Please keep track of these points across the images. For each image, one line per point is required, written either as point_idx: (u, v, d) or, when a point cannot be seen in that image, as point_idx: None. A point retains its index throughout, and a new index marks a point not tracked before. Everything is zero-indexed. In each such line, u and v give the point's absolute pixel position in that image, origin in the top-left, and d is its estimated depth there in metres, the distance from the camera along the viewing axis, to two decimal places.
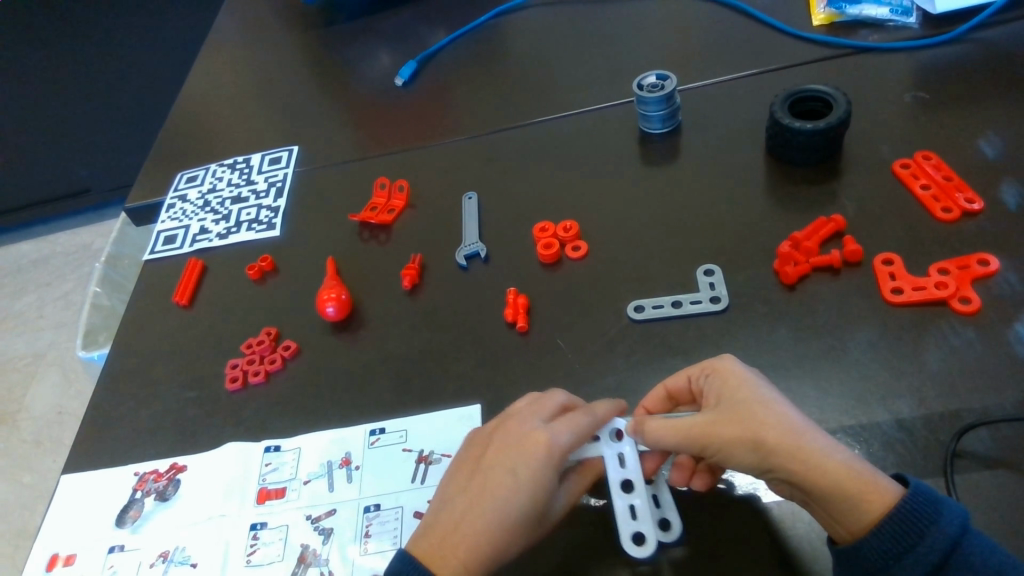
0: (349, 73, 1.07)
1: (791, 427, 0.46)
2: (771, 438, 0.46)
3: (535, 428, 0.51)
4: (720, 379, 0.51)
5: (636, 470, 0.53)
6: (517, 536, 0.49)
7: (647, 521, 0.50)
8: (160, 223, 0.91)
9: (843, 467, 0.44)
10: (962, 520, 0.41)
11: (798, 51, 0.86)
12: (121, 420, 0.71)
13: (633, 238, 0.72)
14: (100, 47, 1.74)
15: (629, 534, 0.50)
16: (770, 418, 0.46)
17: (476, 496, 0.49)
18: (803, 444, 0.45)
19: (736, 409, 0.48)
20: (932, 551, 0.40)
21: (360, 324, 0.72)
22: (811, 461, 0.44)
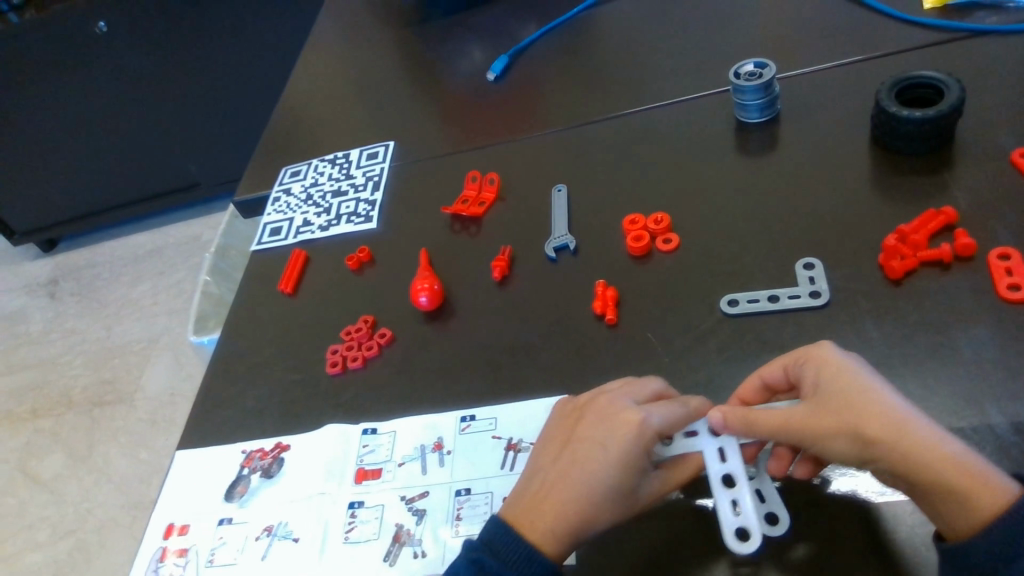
0: (443, 69, 1.10)
1: (896, 419, 0.45)
2: (874, 430, 0.45)
3: (627, 409, 0.52)
4: (816, 368, 0.49)
5: (737, 463, 0.51)
6: (605, 506, 0.50)
7: (750, 515, 0.48)
8: (266, 216, 0.96)
9: (951, 461, 0.43)
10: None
11: (907, 35, 0.82)
12: (230, 400, 0.76)
13: (728, 230, 0.71)
14: (210, 49, 1.85)
15: (732, 530, 0.48)
16: (874, 409, 0.46)
17: (567, 463, 0.51)
18: (908, 436, 0.44)
19: (835, 399, 0.47)
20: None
21: (453, 313, 0.74)
22: (918, 455, 0.44)
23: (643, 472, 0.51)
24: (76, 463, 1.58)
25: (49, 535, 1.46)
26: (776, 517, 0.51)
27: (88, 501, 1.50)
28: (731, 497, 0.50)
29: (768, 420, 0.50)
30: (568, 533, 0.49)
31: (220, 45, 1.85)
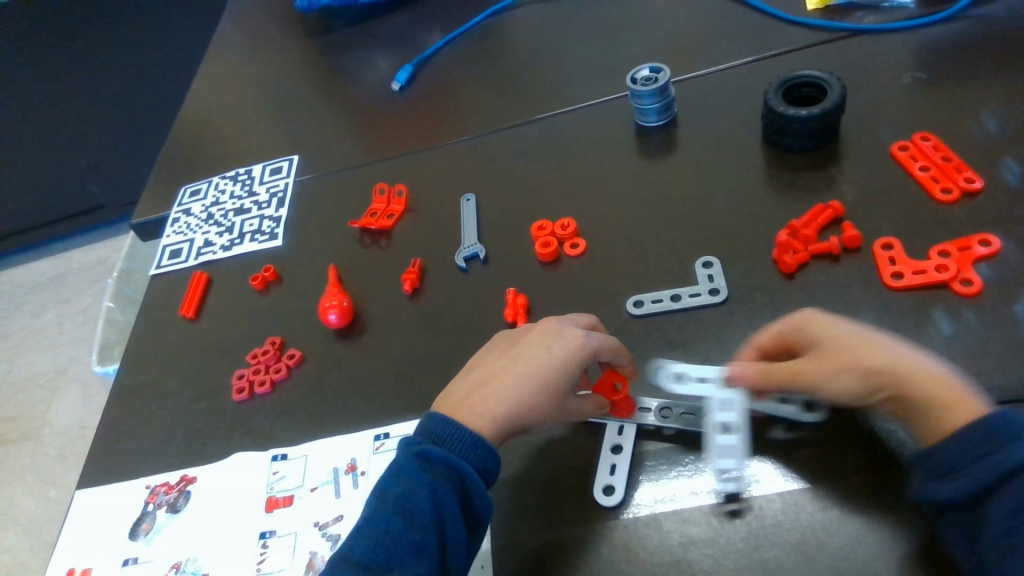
0: (347, 80, 1.08)
1: (886, 354, 0.49)
2: (870, 362, 0.49)
3: (570, 330, 0.57)
4: (808, 327, 0.52)
5: (631, 440, 0.56)
6: (539, 404, 0.55)
7: (622, 480, 0.54)
8: (165, 237, 0.92)
9: (941, 380, 0.47)
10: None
11: (793, 37, 0.86)
12: (132, 433, 0.72)
13: (632, 233, 0.72)
14: (105, 64, 1.76)
15: (601, 485, 0.54)
16: (869, 347, 0.50)
17: (511, 368, 0.56)
18: (901, 367, 0.48)
19: (830, 345, 0.51)
20: (1002, 462, 0.42)
21: (363, 330, 0.73)
22: (913, 378, 0.48)
23: (574, 385, 0.55)
24: None
25: None
26: (612, 489, 0.54)
27: None
28: (612, 461, 0.56)
29: (775, 373, 0.52)
30: (501, 425, 0.54)
31: (115, 60, 1.77)
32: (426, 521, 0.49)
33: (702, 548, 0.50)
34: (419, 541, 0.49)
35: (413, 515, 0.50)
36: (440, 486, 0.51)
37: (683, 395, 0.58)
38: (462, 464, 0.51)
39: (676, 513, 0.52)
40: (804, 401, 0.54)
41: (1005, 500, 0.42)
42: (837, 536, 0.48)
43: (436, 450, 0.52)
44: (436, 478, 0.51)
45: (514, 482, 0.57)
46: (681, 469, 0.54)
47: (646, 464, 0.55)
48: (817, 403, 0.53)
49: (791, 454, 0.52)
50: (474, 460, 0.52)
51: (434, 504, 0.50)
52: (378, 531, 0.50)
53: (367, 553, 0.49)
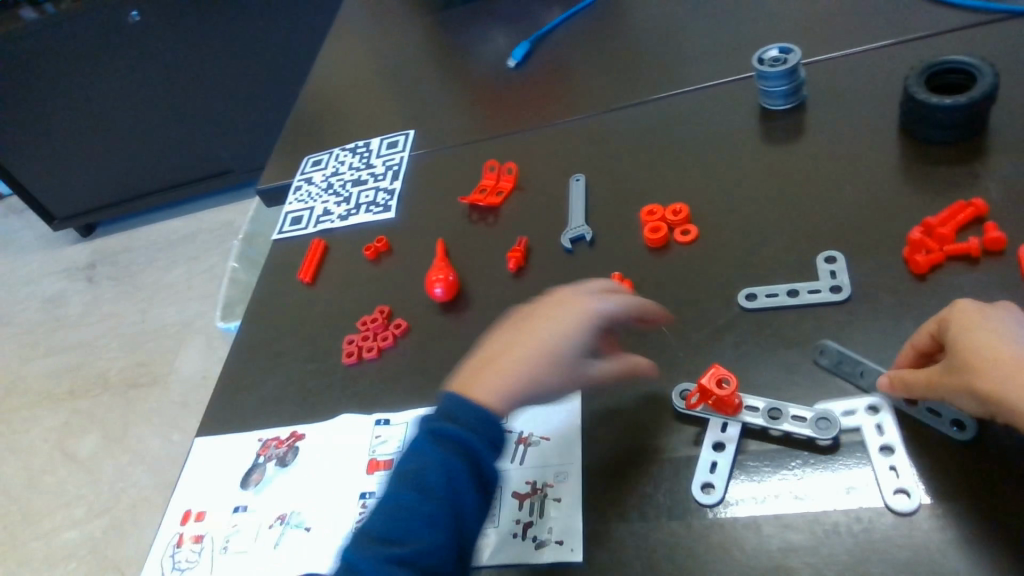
0: (465, 56, 1.09)
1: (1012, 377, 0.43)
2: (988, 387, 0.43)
3: (585, 297, 0.58)
4: (947, 331, 0.47)
5: (733, 437, 0.55)
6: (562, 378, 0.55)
7: (723, 478, 0.53)
8: (288, 204, 0.97)
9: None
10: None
11: (942, 18, 0.79)
12: (249, 388, 0.76)
13: (749, 222, 0.69)
14: (239, 36, 1.86)
15: (699, 483, 0.53)
16: (1000, 369, 0.43)
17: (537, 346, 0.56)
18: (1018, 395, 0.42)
19: (957, 359, 0.45)
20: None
21: (467, 305, 0.74)
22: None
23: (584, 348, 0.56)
24: (113, 442, 1.62)
25: (88, 511, 1.50)
26: (711, 487, 0.53)
27: (124, 480, 1.53)
28: (712, 458, 0.54)
29: (912, 385, 0.49)
30: (517, 395, 0.54)
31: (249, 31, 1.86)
32: (439, 493, 0.50)
33: (803, 555, 0.48)
34: (433, 513, 0.50)
35: (425, 489, 0.50)
36: (450, 460, 0.51)
37: (792, 394, 0.56)
38: (470, 438, 0.51)
39: (778, 517, 0.50)
40: (955, 417, 0.50)
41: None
42: (954, 557, 0.45)
43: (448, 427, 0.52)
44: (447, 453, 0.51)
45: (609, 468, 0.56)
46: (784, 472, 0.52)
47: (748, 463, 0.54)
48: (967, 422, 0.49)
49: (909, 474, 0.49)
50: (486, 434, 0.52)
51: (448, 479, 0.50)
52: (396, 506, 0.51)
53: (384, 522, 0.50)
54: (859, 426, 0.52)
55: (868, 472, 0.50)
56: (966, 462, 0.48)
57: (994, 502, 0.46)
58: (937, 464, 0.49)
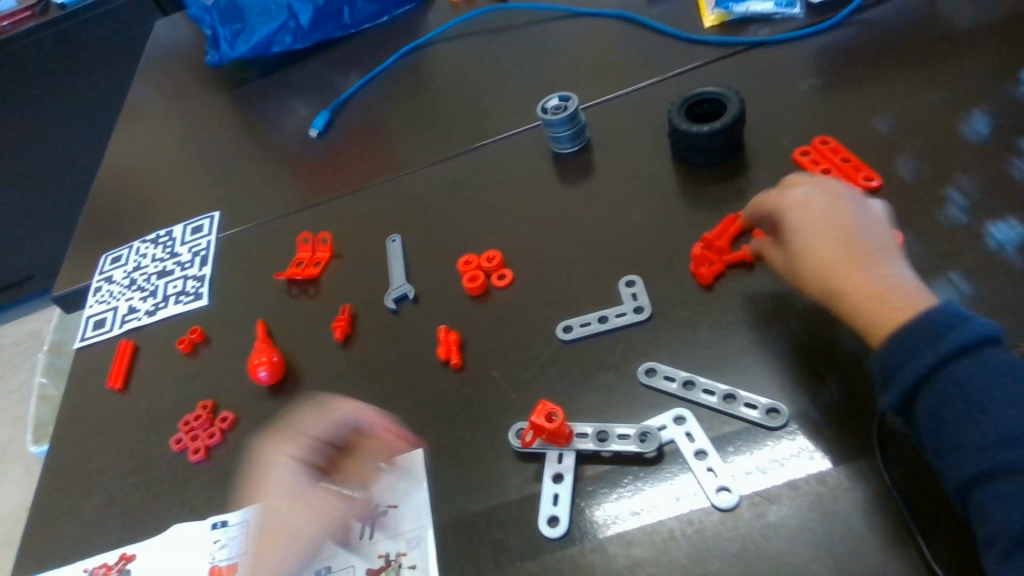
0: (265, 131, 1.07)
1: (846, 263, 0.51)
2: (828, 272, 0.52)
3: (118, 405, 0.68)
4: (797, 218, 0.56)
5: (571, 467, 0.56)
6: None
7: (565, 507, 0.55)
8: (87, 308, 0.90)
9: (870, 301, 0.49)
10: (974, 338, 0.43)
11: (695, 55, 0.89)
12: (64, 516, 0.69)
13: (557, 259, 0.73)
14: (18, 133, 1.72)
15: (544, 517, 0.54)
16: (830, 258, 0.52)
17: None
18: (850, 279, 0.50)
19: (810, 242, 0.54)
20: (933, 354, 0.44)
21: (296, 383, 0.72)
22: (852, 294, 0.50)
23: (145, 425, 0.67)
24: None
25: None
26: (557, 519, 0.54)
27: None
28: (555, 489, 0.56)
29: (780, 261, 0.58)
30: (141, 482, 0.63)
31: (28, 126, 1.72)
32: None
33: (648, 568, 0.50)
34: None
35: None
36: None
37: (616, 415, 0.59)
38: None
39: (621, 536, 0.52)
40: (768, 406, 0.55)
41: (930, 401, 0.44)
42: (774, 539, 0.49)
43: None
44: None
45: (460, 523, 0.57)
46: (619, 492, 0.55)
47: (586, 488, 0.56)
48: (781, 410, 0.55)
49: (724, 472, 0.53)
50: None
51: None
52: None
53: None
54: (672, 439, 0.56)
55: (692, 478, 0.54)
56: (771, 451, 0.53)
57: (800, 482, 0.51)
58: (747, 457, 0.54)
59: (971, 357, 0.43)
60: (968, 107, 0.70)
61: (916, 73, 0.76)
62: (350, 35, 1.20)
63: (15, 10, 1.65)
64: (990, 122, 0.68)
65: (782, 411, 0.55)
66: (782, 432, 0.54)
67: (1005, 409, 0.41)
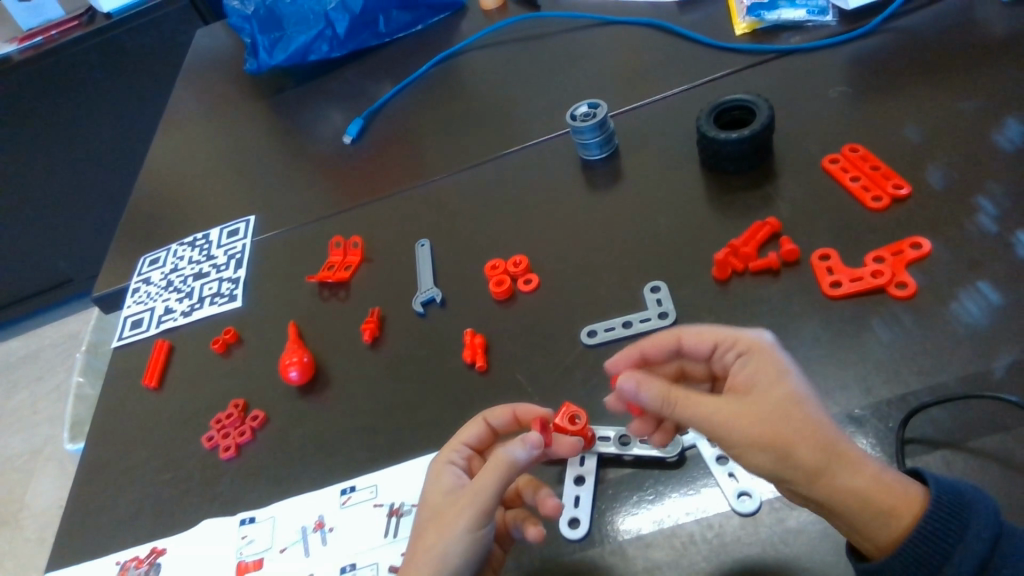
0: (300, 137, 1.10)
1: (829, 441, 0.44)
2: (809, 452, 0.44)
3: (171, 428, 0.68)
4: (754, 368, 0.49)
5: (593, 469, 0.57)
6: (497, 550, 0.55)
7: (586, 509, 0.55)
8: (126, 308, 0.92)
9: (875, 484, 0.43)
10: (995, 520, 0.42)
11: (725, 62, 0.89)
12: (100, 508, 0.71)
13: (583, 265, 0.73)
14: (65, 139, 1.77)
15: (565, 518, 0.55)
16: (801, 435, 0.44)
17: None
18: (837, 459, 0.44)
19: (775, 410, 0.45)
20: (971, 554, 0.41)
21: (324, 384, 0.73)
22: (847, 476, 0.43)
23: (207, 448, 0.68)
24: None
25: None
26: (578, 520, 0.54)
27: None
28: (576, 490, 0.56)
29: (705, 418, 0.48)
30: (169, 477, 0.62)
31: (74, 132, 1.78)
32: None
33: (666, 570, 0.50)
34: None
35: None
36: None
37: None
38: None
39: (640, 538, 0.52)
40: None
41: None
42: (793, 546, 0.49)
43: None
44: None
45: None
46: (640, 496, 0.55)
47: (606, 491, 0.56)
48: None
49: (745, 478, 0.53)
50: None
51: None
52: None
53: None
54: (694, 444, 0.56)
55: (713, 483, 0.54)
56: None
57: None
58: None
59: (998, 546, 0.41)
60: (1003, 114, 0.69)
61: (951, 80, 0.75)
62: (384, 44, 1.23)
63: (65, 20, 1.70)
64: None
65: None
66: None
67: None
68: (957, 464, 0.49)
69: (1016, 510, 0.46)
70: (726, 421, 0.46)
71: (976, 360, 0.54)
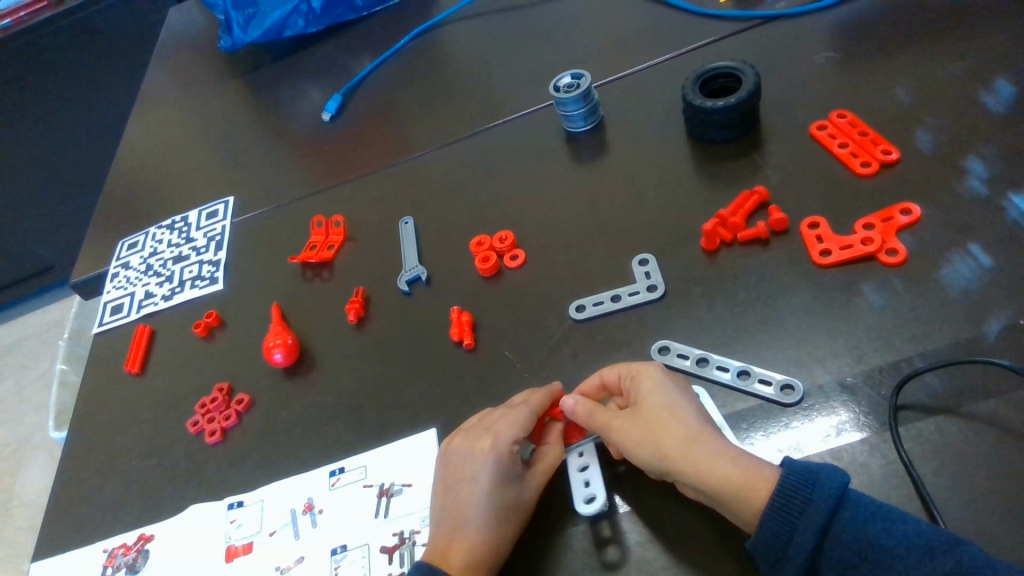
0: (278, 115, 1.07)
1: (691, 432, 0.48)
2: (672, 443, 0.48)
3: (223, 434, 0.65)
4: (640, 387, 0.53)
5: (595, 453, 0.55)
6: (476, 451, 0.54)
7: (599, 485, 0.53)
8: (105, 294, 0.90)
9: (732, 461, 0.46)
10: (838, 492, 0.42)
11: (710, 30, 0.87)
12: (85, 498, 0.70)
13: (570, 238, 0.72)
14: (38, 124, 1.73)
15: (582, 498, 0.52)
16: (670, 430, 0.49)
17: (444, 508, 0.53)
18: (696, 446, 0.48)
19: (650, 419, 0.50)
20: (813, 524, 0.42)
21: (310, 366, 0.72)
22: (700, 460, 0.47)
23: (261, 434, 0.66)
24: None
25: None
26: (594, 498, 0.52)
27: None
28: (584, 473, 0.54)
29: (602, 426, 0.53)
30: None
31: (48, 116, 1.73)
32: None
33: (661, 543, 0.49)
34: None
35: None
36: None
37: None
38: None
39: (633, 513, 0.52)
40: (783, 383, 0.55)
41: (833, 568, 0.42)
42: None
43: None
44: None
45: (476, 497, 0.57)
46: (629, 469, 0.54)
47: (605, 470, 0.54)
48: (797, 386, 0.54)
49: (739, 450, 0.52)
50: None
51: None
52: None
53: None
54: None
55: None
56: (786, 427, 0.53)
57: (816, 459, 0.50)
58: (762, 435, 0.53)
59: (839, 520, 0.42)
60: (991, 77, 0.68)
61: (938, 42, 0.74)
62: (361, 18, 1.20)
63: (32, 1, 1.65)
64: (1012, 93, 0.66)
65: (797, 387, 0.54)
66: (798, 408, 0.53)
67: (906, 552, 0.40)
68: (950, 429, 0.49)
69: (1014, 473, 0.45)
70: (613, 431, 0.52)
71: (966, 324, 0.53)
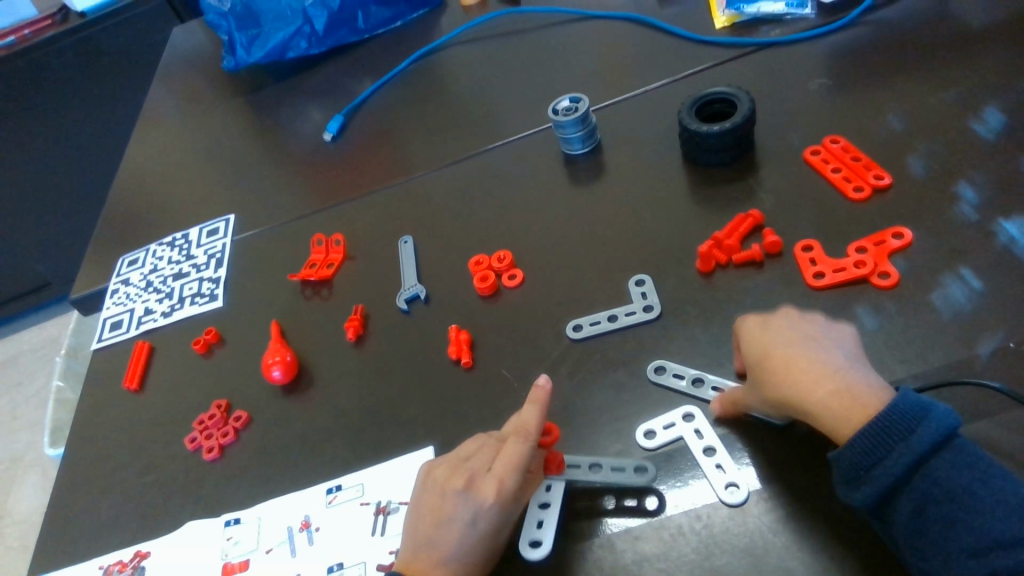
0: (280, 135, 1.08)
1: (792, 360, 0.50)
2: (779, 369, 0.50)
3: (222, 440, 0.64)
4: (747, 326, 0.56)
5: (559, 497, 0.55)
6: (476, 497, 0.52)
7: (548, 532, 0.53)
8: (105, 310, 0.91)
9: (836, 386, 0.48)
10: (947, 431, 0.43)
11: (706, 56, 0.89)
12: (81, 514, 0.70)
13: (568, 259, 0.73)
14: (40, 141, 1.75)
15: (527, 540, 0.53)
16: (773, 359, 0.51)
17: (427, 538, 0.53)
18: (798, 372, 0.49)
19: (760, 351, 0.53)
20: (909, 453, 0.43)
21: (308, 383, 0.72)
22: (804, 385, 0.49)
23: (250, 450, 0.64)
24: None
25: None
26: (539, 542, 0.53)
27: None
28: (539, 515, 0.54)
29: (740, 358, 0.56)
30: None
31: (50, 133, 1.75)
32: None
33: (656, 563, 0.51)
34: None
35: None
36: None
37: (626, 412, 0.59)
38: None
39: (628, 532, 0.53)
40: None
41: (908, 502, 0.43)
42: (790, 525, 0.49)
43: None
44: None
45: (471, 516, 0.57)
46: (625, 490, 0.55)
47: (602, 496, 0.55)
48: None
49: (734, 470, 0.53)
50: None
51: None
52: None
53: None
54: (681, 436, 0.56)
55: (705, 482, 0.53)
56: None
57: (810, 480, 0.51)
58: (757, 455, 0.53)
59: (934, 459, 0.43)
60: (980, 105, 0.70)
61: (929, 71, 0.75)
62: (363, 40, 1.22)
63: (37, 19, 1.67)
64: (1001, 121, 0.68)
65: None
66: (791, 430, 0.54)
67: (990, 506, 0.41)
68: None
69: None
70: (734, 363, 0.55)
71: (957, 346, 0.54)
